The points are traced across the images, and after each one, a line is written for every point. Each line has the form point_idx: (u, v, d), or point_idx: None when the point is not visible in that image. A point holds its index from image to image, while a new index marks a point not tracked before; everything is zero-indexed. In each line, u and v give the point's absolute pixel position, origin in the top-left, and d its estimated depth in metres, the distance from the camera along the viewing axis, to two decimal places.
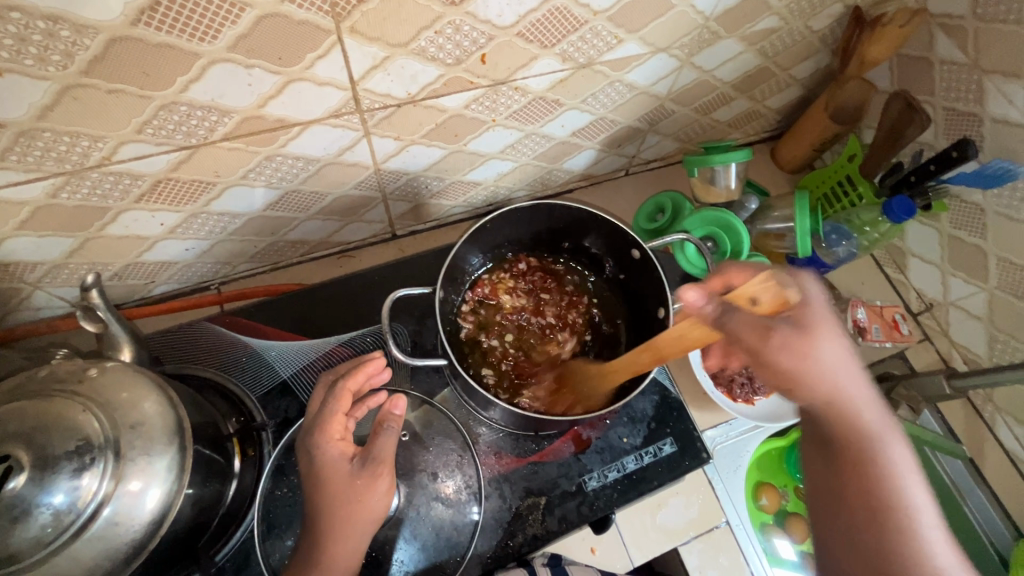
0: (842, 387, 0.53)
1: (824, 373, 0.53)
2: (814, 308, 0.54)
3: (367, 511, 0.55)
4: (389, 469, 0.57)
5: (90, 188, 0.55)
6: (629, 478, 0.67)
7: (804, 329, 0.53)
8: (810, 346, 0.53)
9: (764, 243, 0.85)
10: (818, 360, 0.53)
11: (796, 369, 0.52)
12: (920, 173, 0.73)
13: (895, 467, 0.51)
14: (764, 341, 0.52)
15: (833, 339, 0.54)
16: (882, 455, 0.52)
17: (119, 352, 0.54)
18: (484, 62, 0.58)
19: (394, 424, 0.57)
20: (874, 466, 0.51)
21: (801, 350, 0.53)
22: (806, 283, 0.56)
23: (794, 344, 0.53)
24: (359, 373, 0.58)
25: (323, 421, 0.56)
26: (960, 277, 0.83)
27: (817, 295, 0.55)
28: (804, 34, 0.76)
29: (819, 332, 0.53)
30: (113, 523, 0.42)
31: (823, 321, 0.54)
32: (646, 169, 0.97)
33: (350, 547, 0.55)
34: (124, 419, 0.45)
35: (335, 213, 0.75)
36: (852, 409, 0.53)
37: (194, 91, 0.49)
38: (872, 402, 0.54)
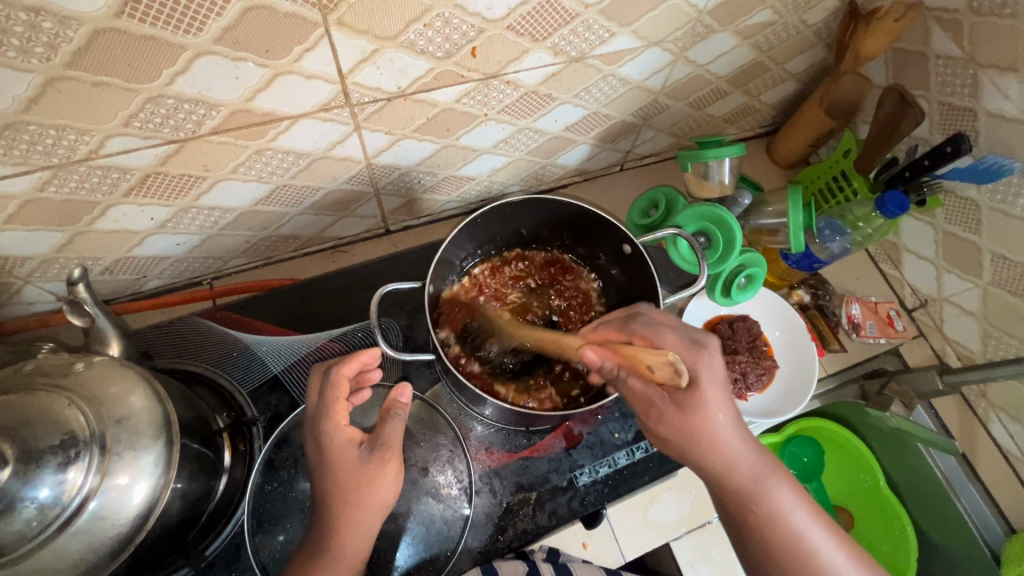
0: (726, 450, 0.54)
1: (715, 445, 0.53)
2: (703, 384, 0.53)
3: (376, 498, 0.55)
4: (398, 455, 0.57)
5: (78, 182, 0.54)
6: (620, 473, 0.67)
7: (687, 406, 0.53)
8: (694, 421, 0.53)
9: (757, 241, 0.86)
10: (705, 435, 0.53)
11: (688, 443, 0.54)
12: (914, 168, 0.73)
13: (785, 510, 0.54)
14: (646, 413, 0.55)
15: (721, 408, 0.53)
16: (768, 502, 0.54)
17: (107, 347, 0.54)
18: (474, 56, 0.58)
19: (402, 411, 0.56)
20: (761, 513, 0.54)
21: (683, 424, 0.53)
22: (701, 356, 0.53)
23: (682, 416, 0.53)
24: (354, 361, 0.56)
25: (328, 409, 0.55)
26: (955, 273, 0.82)
27: (712, 370, 0.53)
28: (799, 28, 0.75)
29: (705, 409, 0.52)
30: (99, 517, 0.42)
31: (708, 397, 0.53)
32: (640, 164, 0.97)
33: (358, 535, 0.55)
34: (110, 414, 0.45)
35: (327, 208, 0.75)
36: (732, 467, 0.54)
37: (180, 84, 0.48)
38: (750, 451, 0.55)
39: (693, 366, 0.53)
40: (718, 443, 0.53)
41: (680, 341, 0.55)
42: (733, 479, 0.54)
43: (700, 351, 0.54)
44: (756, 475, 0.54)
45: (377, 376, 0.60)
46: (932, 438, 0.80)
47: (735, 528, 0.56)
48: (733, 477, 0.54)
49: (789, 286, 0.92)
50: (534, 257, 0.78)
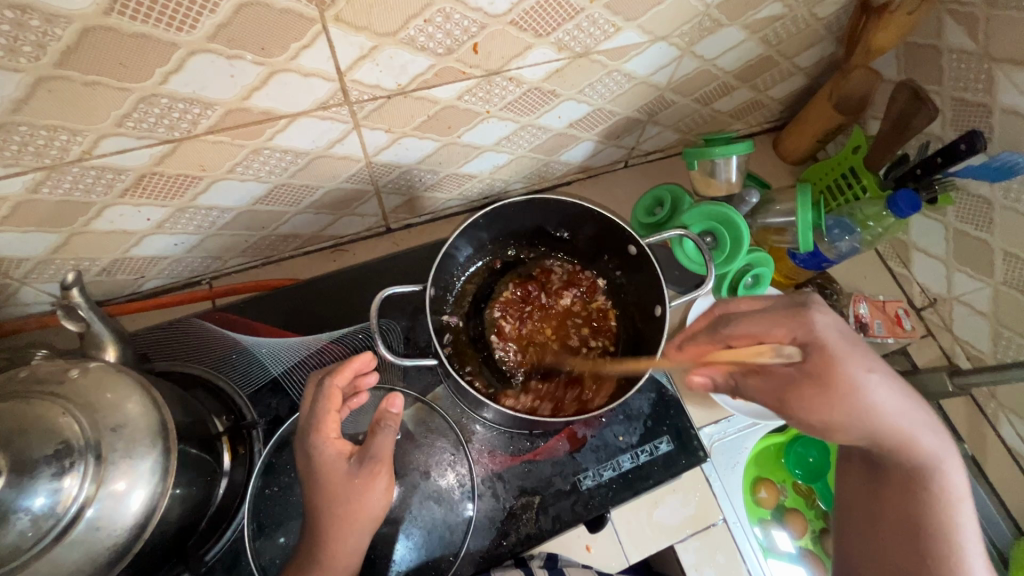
0: (903, 424, 0.51)
1: (868, 416, 0.50)
2: (835, 346, 0.51)
3: (365, 510, 0.55)
4: (387, 467, 0.57)
5: (72, 183, 0.53)
6: (624, 477, 0.66)
7: (832, 381, 0.50)
8: (847, 393, 0.50)
9: (765, 239, 0.84)
10: (864, 403, 0.50)
11: (839, 419, 0.50)
12: (926, 166, 0.71)
13: (943, 490, 0.52)
14: (786, 397, 0.51)
15: (879, 384, 0.51)
16: (948, 481, 0.52)
17: (103, 352, 0.53)
18: (476, 51, 0.57)
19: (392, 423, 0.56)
20: (934, 491, 0.52)
21: (841, 401, 0.50)
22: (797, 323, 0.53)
23: (823, 395, 0.50)
24: (346, 370, 0.56)
25: (317, 422, 0.55)
26: (966, 272, 0.81)
27: (831, 329, 0.52)
28: (809, 21, 0.73)
29: (848, 371, 0.50)
30: (95, 527, 0.41)
31: (848, 361, 0.50)
32: (645, 161, 0.95)
33: (350, 545, 0.55)
34: (105, 422, 0.44)
35: (327, 207, 0.74)
36: (908, 440, 0.52)
37: (174, 83, 0.47)
38: (928, 425, 0.53)
39: (818, 333, 0.51)
40: (876, 413, 0.50)
41: (777, 313, 0.54)
42: (906, 454, 0.52)
43: (806, 315, 0.53)
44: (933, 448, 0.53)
45: (373, 380, 0.59)
46: None
47: (884, 502, 0.55)
48: (907, 451, 0.52)
49: (796, 285, 0.91)
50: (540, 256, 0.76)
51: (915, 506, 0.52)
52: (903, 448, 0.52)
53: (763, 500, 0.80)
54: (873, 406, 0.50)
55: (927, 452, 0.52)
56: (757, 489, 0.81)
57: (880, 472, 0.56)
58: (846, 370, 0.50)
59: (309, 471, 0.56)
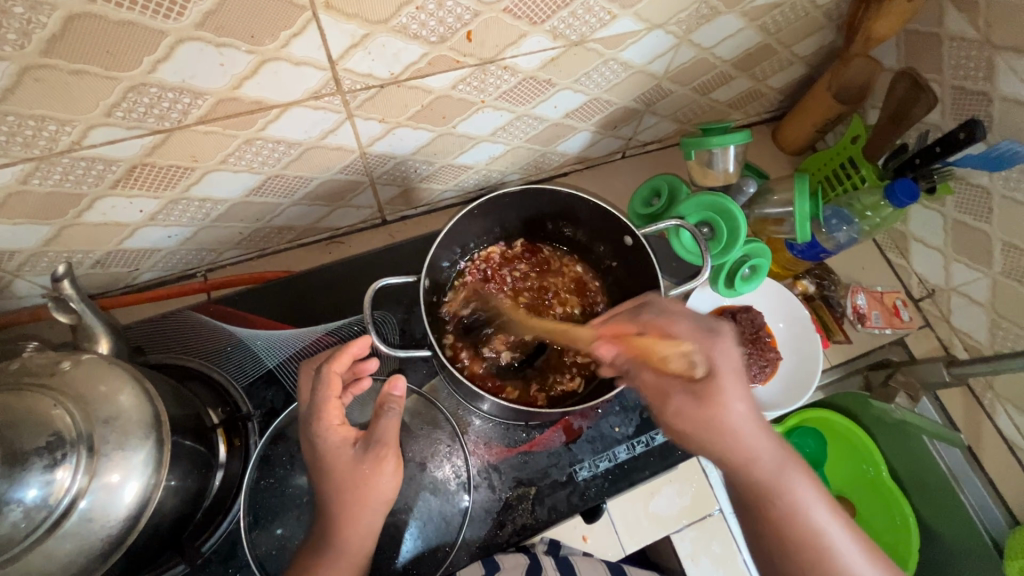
0: (749, 444, 0.52)
1: (729, 437, 0.52)
2: (726, 375, 0.52)
3: (376, 492, 0.55)
4: (394, 450, 0.56)
5: (62, 174, 0.53)
6: (621, 468, 0.66)
7: (710, 402, 0.52)
8: (716, 412, 0.52)
9: (762, 229, 0.83)
10: (724, 426, 0.52)
11: (695, 433, 0.53)
12: (924, 156, 0.70)
13: (799, 505, 0.53)
14: (663, 403, 0.54)
15: (739, 398, 0.52)
16: (791, 499, 0.53)
17: (96, 344, 0.53)
18: (470, 40, 0.56)
19: (396, 407, 0.55)
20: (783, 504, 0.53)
21: (700, 414, 0.52)
22: (715, 346, 0.54)
23: (695, 405, 0.52)
24: (343, 356, 0.55)
25: (318, 410, 0.55)
26: (964, 263, 0.81)
27: (730, 360, 0.53)
28: (808, 9, 0.73)
29: (723, 396, 0.52)
30: (88, 519, 0.41)
31: (723, 383, 0.52)
32: (643, 151, 0.95)
33: (364, 527, 0.55)
34: (97, 414, 0.44)
35: (321, 198, 0.73)
36: (769, 466, 0.53)
37: (163, 72, 0.46)
38: (774, 446, 0.53)
39: (711, 357, 0.53)
40: (735, 436, 0.52)
41: (693, 329, 0.55)
42: (747, 475, 0.53)
43: (714, 339, 0.54)
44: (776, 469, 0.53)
45: (374, 365, 0.59)
46: (936, 430, 0.79)
47: (742, 511, 0.56)
48: (748, 472, 0.53)
49: (794, 276, 0.90)
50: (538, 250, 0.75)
51: (775, 525, 0.53)
52: (743, 472, 0.53)
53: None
54: (728, 422, 0.52)
55: (766, 473, 0.53)
56: None
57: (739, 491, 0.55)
58: (727, 394, 0.52)
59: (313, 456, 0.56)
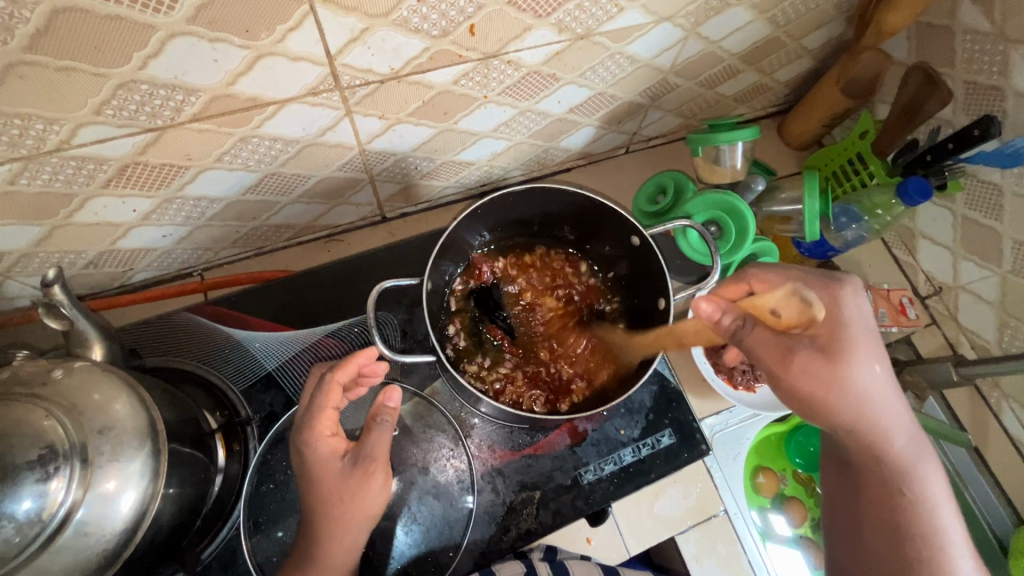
0: (880, 417, 0.53)
1: (851, 397, 0.52)
2: (856, 325, 0.53)
3: (363, 507, 0.55)
4: (382, 464, 0.56)
5: (51, 174, 0.51)
6: (626, 471, 0.65)
7: (835, 353, 0.52)
8: (846, 372, 0.52)
9: (769, 227, 0.82)
10: (852, 385, 0.52)
11: (815, 393, 0.52)
12: (936, 152, 0.69)
13: (929, 498, 0.54)
14: (785, 366, 0.51)
15: (869, 360, 0.52)
16: (924, 485, 0.54)
17: (89, 350, 0.51)
18: (473, 34, 0.54)
19: (389, 421, 0.54)
20: (911, 493, 0.54)
21: (827, 372, 0.52)
22: (837, 295, 0.55)
23: (823, 362, 0.52)
24: (346, 366, 0.53)
25: (313, 418, 0.54)
26: (973, 261, 0.79)
27: (857, 309, 0.55)
28: (818, 1, 0.71)
29: (855, 353, 0.52)
30: (83, 533, 0.40)
31: (860, 343, 0.53)
32: (647, 146, 0.93)
33: (348, 543, 0.55)
34: (91, 424, 0.42)
35: (319, 196, 0.71)
36: (884, 439, 0.54)
37: (154, 68, 0.45)
38: (909, 428, 0.55)
39: (833, 308, 0.54)
40: (867, 398, 0.52)
41: (815, 283, 0.57)
42: (879, 451, 0.54)
43: (836, 290, 0.56)
44: (909, 451, 0.55)
45: (383, 369, 0.56)
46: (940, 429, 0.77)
47: (853, 494, 0.57)
48: (883, 449, 0.54)
49: None
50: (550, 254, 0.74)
51: (896, 499, 0.54)
52: (876, 448, 0.54)
53: (761, 485, 0.80)
54: (866, 385, 0.52)
55: (904, 454, 0.54)
56: (756, 475, 0.81)
57: (855, 473, 0.57)
58: (861, 351, 0.52)
59: (302, 464, 0.55)
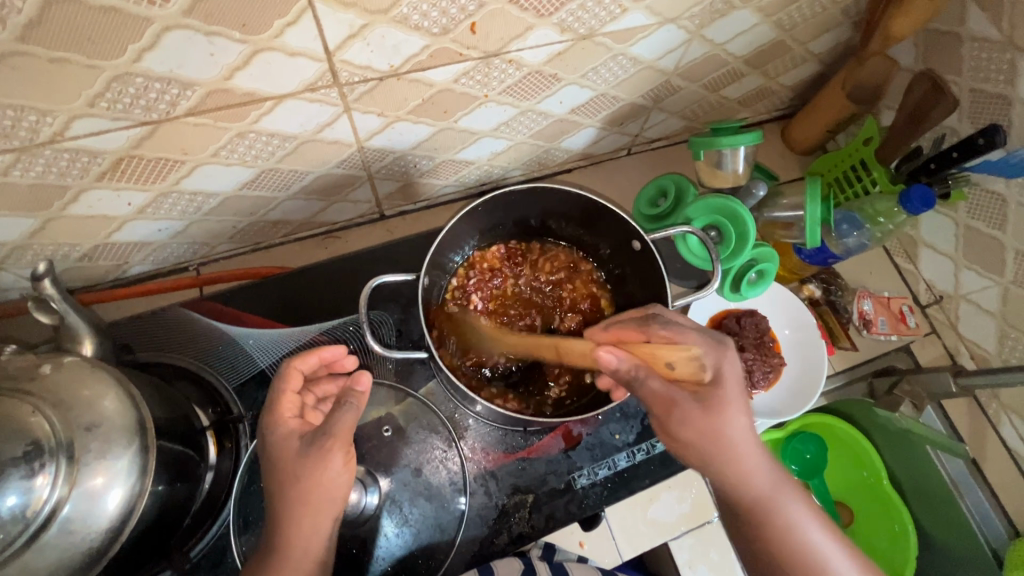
0: (742, 455, 0.54)
1: (726, 448, 0.54)
2: (728, 385, 0.53)
3: (321, 489, 0.52)
4: (343, 444, 0.52)
5: (45, 166, 0.51)
6: (619, 476, 0.65)
7: (713, 406, 0.53)
8: (719, 424, 0.53)
9: (770, 233, 0.80)
10: (725, 438, 0.53)
11: (696, 443, 0.54)
12: (940, 160, 0.69)
13: (791, 519, 0.56)
14: (666, 412, 0.53)
15: (739, 411, 0.53)
16: (778, 509, 0.56)
17: (79, 345, 0.50)
18: (474, 32, 0.53)
19: (354, 402, 0.52)
20: (772, 514, 0.56)
21: (705, 424, 0.53)
22: (725, 355, 0.54)
23: (704, 416, 0.53)
24: (309, 355, 0.56)
25: (274, 402, 0.55)
26: (974, 270, 0.79)
27: (734, 371, 0.54)
28: (825, 5, 0.70)
29: (727, 410, 0.53)
30: (68, 531, 0.40)
31: (730, 400, 0.53)
32: (649, 148, 0.92)
33: (308, 527, 0.52)
34: (79, 421, 0.42)
35: (317, 192, 0.71)
36: (737, 475, 0.55)
37: (149, 61, 0.44)
38: (770, 465, 0.56)
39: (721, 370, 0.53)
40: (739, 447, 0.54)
41: (704, 338, 0.54)
42: (738, 488, 0.56)
43: (723, 354, 0.54)
44: (768, 490, 0.56)
45: (351, 363, 0.60)
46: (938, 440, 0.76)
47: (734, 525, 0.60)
48: (740, 485, 0.56)
49: (799, 280, 0.88)
50: (557, 255, 0.73)
51: (764, 529, 0.57)
52: (731, 485, 0.56)
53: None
54: (737, 435, 0.53)
55: (756, 488, 0.56)
56: None
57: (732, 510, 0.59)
58: (734, 405, 0.53)
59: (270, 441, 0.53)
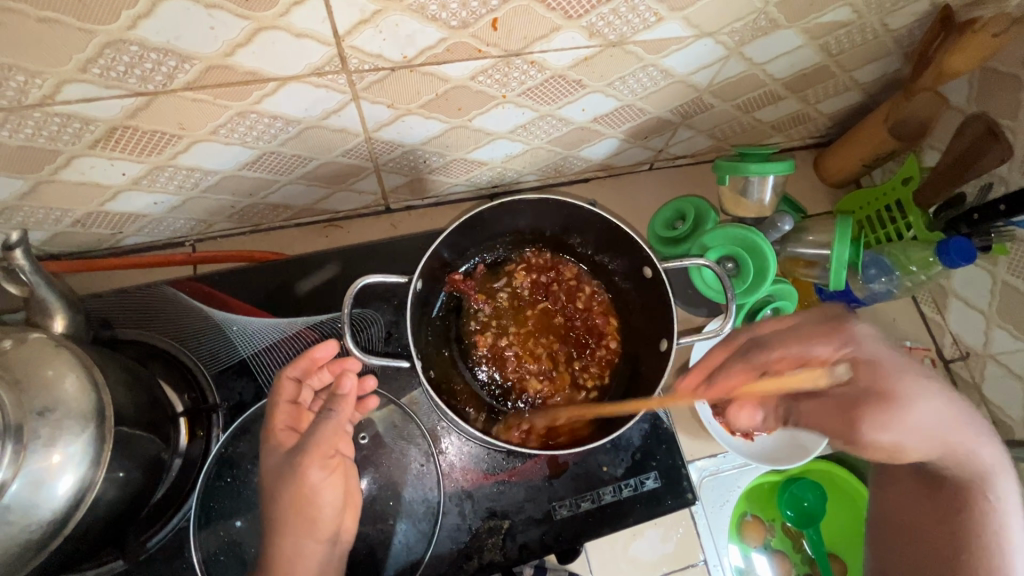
0: (952, 439, 0.48)
1: (917, 436, 0.46)
2: (885, 359, 0.49)
3: (319, 500, 0.52)
4: (316, 455, 0.52)
5: (35, 129, 0.49)
6: (602, 510, 0.61)
7: (893, 395, 0.47)
8: (907, 411, 0.46)
9: (793, 270, 0.76)
10: (916, 424, 0.46)
11: (888, 437, 0.46)
12: (985, 212, 0.64)
13: (1003, 512, 0.47)
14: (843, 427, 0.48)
15: (926, 395, 0.47)
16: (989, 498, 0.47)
17: (50, 320, 0.48)
18: (495, 28, 0.50)
19: (336, 409, 0.51)
20: (990, 505, 0.47)
21: (892, 418, 0.46)
22: (853, 336, 0.51)
23: (877, 411, 0.46)
24: (301, 361, 0.54)
25: (269, 408, 0.55)
26: (1007, 330, 0.74)
27: (880, 345, 0.50)
28: (877, 32, 0.65)
29: (901, 389, 0.47)
30: (7, 520, 0.38)
31: (902, 380, 0.47)
32: (673, 165, 0.88)
33: (291, 549, 0.51)
34: (32, 403, 0.40)
35: (321, 179, 0.68)
36: (966, 454, 0.48)
37: (145, 29, 0.41)
38: (982, 436, 0.49)
39: (858, 345, 0.50)
40: (930, 435, 0.46)
41: (818, 328, 0.53)
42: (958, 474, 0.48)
43: (847, 330, 0.52)
44: (994, 463, 0.48)
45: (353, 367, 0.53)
46: None
47: (917, 515, 0.51)
48: (960, 471, 0.48)
49: None
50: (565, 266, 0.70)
51: (954, 515, 0.48)
52: (955, 464, 0.48)
53: (748, 525, 0.75)
54: (926, 421, 0.47)
55: (983, 468, 0.48)
56: (746, 513, 0.76)
57: (923, 492, 0.51)
58: (908, 391, 0.47)
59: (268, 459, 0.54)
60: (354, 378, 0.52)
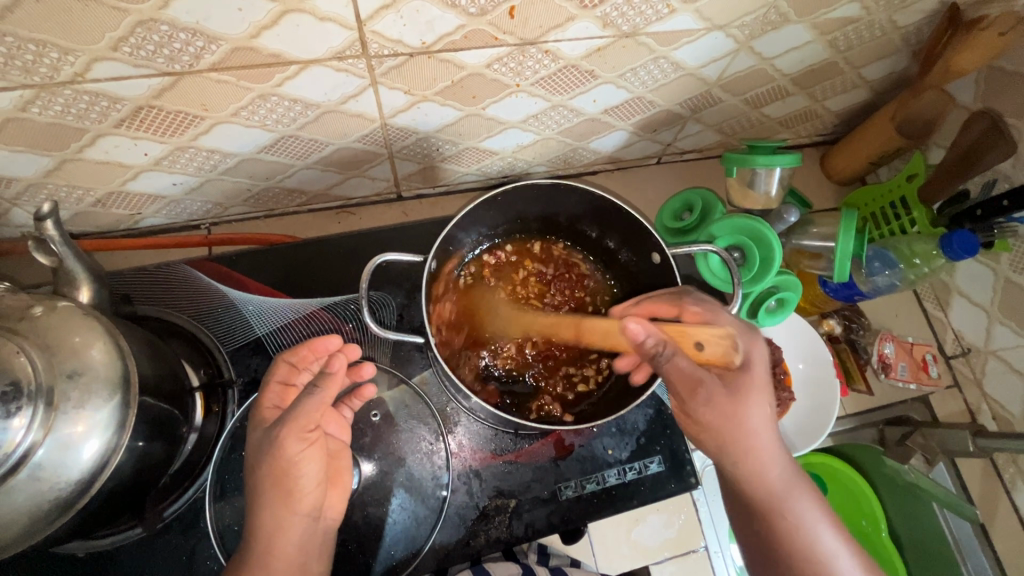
0: (762, 451, 0.55)
1: (745, 437, 0.54)
2: (754, 369, 0.55)
3: (297, 476, 0.51)
4: (292, 429, 0.50)
5: (64, 106, 0.50)
6: (607, 493, 0.63)
7: (743, 391, 0.54)
8: (744, 409, 0.54)
9: (797, 261, 0.79)
10: (745, 424, 0.54)
11: (725, 427, 0.54)
12: (988, 207, 0.65)
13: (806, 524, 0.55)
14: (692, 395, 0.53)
15: (761, 404, 0.54)
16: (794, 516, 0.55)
17: (76, 291, 0.49)
18: (512, 16, 0.51)
19: (322, 385, 0.50)
20: (788, 523, 0.55)
21: (731, 408, 0.54)
22: (754, 341, 0.56)
23: (729, 399, 0.54)
24: (302, 347, 0.55)
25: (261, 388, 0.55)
26: (1009, 326, 0.75)
27: (762, 359, 0.56)
28: (886, 29, 0.66)
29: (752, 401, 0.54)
30: (37, 478, 0.39)
31: (752, 389, 0.54)
32: (680, 160, 0.89)
33: (266, 521, 0.50)
34: (62, 367, 0.41)
35: (336, 165, 0.69)
36: (751, 477, 0.56)
37: (175, 9, 0.43)
38: (785, 463, 0.56)
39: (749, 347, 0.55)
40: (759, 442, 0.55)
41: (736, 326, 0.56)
42: (754, 492, 0.56)
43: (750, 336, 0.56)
44: (784, 483, 0.56)
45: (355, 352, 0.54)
46: (947, 499, 0.73)
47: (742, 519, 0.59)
48: (755, 490, 0.56)
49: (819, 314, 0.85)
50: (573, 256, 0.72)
51: (762, 527, 0.57)
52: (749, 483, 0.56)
53: None
54: (754, 426, 0.54)
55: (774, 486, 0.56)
56: None
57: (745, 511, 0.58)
58: (756, 395, 0.54)
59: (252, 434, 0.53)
60: (343, 359, 0.51)
